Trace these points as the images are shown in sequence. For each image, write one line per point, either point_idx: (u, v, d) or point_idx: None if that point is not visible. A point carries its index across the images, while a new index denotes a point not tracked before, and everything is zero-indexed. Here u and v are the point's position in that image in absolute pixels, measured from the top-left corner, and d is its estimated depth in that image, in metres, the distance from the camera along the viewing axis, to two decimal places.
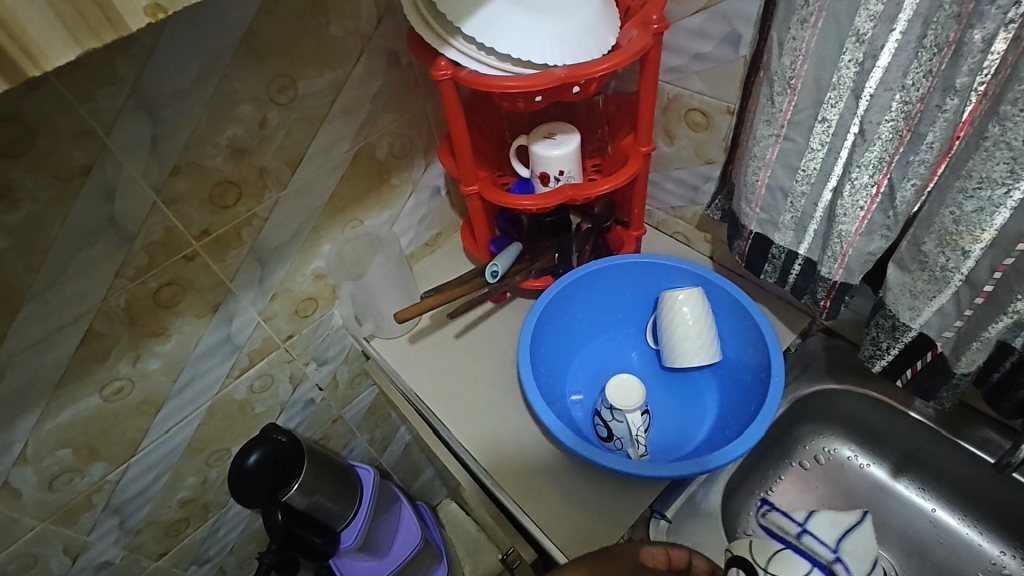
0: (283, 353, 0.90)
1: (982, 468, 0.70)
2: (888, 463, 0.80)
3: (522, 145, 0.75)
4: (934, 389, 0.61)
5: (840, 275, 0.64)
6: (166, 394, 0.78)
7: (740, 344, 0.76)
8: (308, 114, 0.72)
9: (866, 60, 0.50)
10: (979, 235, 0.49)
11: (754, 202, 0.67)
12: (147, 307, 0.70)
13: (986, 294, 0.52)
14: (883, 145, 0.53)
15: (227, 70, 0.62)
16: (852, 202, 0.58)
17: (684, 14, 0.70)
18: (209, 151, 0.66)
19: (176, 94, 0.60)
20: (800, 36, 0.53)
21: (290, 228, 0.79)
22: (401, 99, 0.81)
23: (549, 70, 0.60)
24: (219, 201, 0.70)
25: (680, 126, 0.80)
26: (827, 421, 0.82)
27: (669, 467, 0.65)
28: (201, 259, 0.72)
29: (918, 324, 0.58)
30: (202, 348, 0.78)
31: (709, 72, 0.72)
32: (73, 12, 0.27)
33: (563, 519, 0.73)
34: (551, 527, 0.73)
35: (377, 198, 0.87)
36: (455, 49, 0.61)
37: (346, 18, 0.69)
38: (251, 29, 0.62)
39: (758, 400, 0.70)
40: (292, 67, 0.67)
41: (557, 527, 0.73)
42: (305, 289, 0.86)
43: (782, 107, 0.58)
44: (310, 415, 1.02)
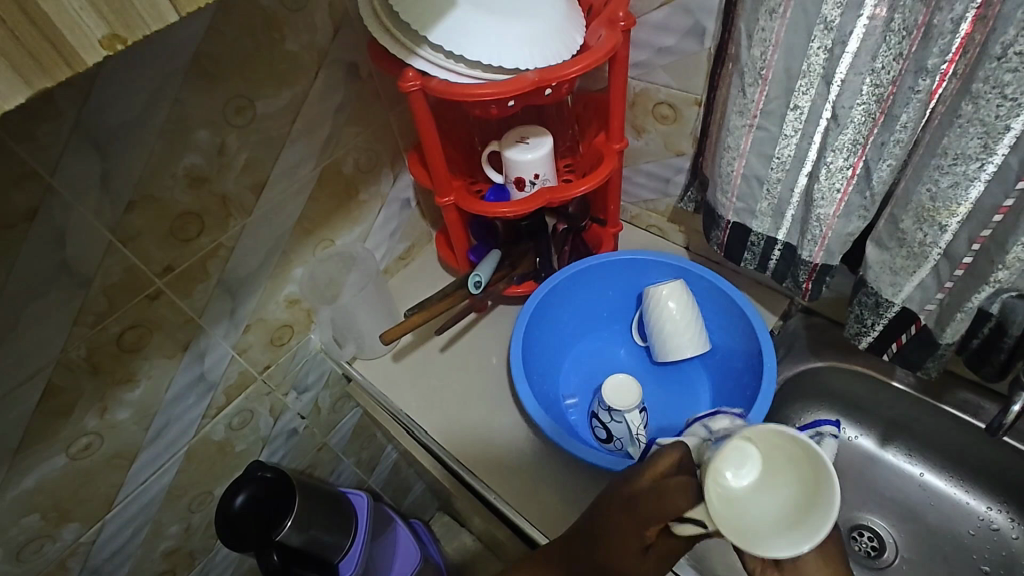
0: (261, 386, 0.86)
1: (964, 428, 0.73)
2: (875, 433, 0.82)
3: (494, 151, 0.74)
4: (920, 360, 0.63)
5: (820, 257, 0.65)
6: (139, 443, 0.74)
7: (730, 332, 0.76)
8: (268, 135, 0.68)
9: (835, 47, 0.51)
10: (955, 209, 0.51)
11: (730, 192, 0.67)
12: (111, 354, 0.65)
13: (966, 266, 0.54)
14: (857, 128, 0.54)
15: (179, 94, 0.58)
16: (828, 185, 0.58)
17: (646, 9, 0.69)
18: (166, 182, 0.62)
19: (124, 125, 0.56)
20: (769, 27, 0.53)
21: (258, 255, 0.75)
22: (363, 113, 0.78)
23: (522, 75, 0.59)
24: (180, 233, 0.66)
25: (648, 121, 0.80)
26: (816, 399, 0.83)
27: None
28: (165, 297, 0.67)
29: (901, 300, 0.59)
30: (175, 390, 0.74)
31: (674, 65, 0.72)
32: (19, 48, 0.24)
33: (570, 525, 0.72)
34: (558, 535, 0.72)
35: (347, 215, 0.84)
36: (421, 59, 0.58)
37: (301, 32, 0.66)
38: (201, 50, 0.58)
39: (752, 386, 0.70)
40: (248, 86, 0.64)
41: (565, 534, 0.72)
42: (279, 317, 0.82)
43: (754, 98, 0.58)
44: (294, 446, 0.98)
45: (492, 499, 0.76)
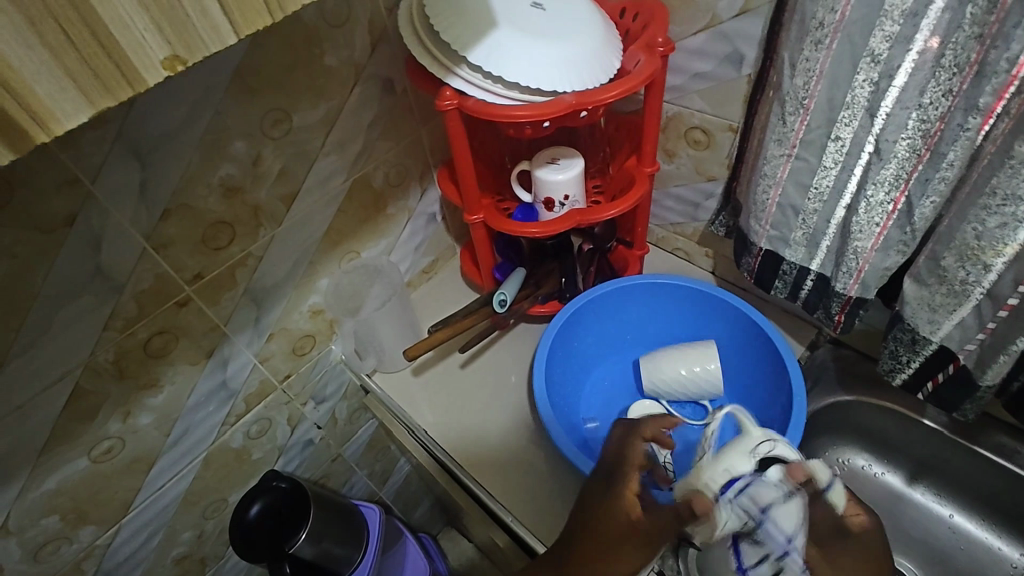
0: (280, 395, 0.86)
1: (997, 471, 0.71)
2: (903, 471, 0.80)
3: (525, 170, 0.73)
4: (957, 402, 0.61)
5: (855, 290, 0.64)
6: (158, 449, 0.74)
7: (756, 361, 0.75)
8: (302, 148, 0.69)
9: (882, 80, 0.50)
10: (1001, 249, 0.50)
11: (764, 219, 0.66)
12: (137, 359, 0.66)
13: (1010, 308, 0.52)
14: (900, 164, 0.53)
15: (219, 106, 0.59)
16: (867, 219, 0.57)
17: (684, 34, 0.69)
18: (201, 192, 0.62)
19: (164, 135, 0.57)
20: (814, 58, 0.52)
21: (285, 265, 0.76)
22: (395, 128, 0.79)
23: (559, 97, 0.59)
24: (211, 242, 0.66)
25: (680, 145, 0.80)
26: (842, 432, 0.81)
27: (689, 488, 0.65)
28: (194, 305, 0.68)
29: (939, 338, 0.58)
30: (197, 397, 0.74)
31: (710, 91, 0.71)
32: (83, 66, 0.24)
33: None
34: None
35: (374, 228, 0.84)
36: (459, 77, 0.58)
37: (339, 48, 0.66)
38: (242, 64, 0.59)
39: (781, 419, 0.69)
40: (285, 100, 0.64)
41: None
42: (302, 327, 0.83)
43: (794, 127, 0.57)
44: (309, 456, 0.98)
45: (510, 522, 0.74)
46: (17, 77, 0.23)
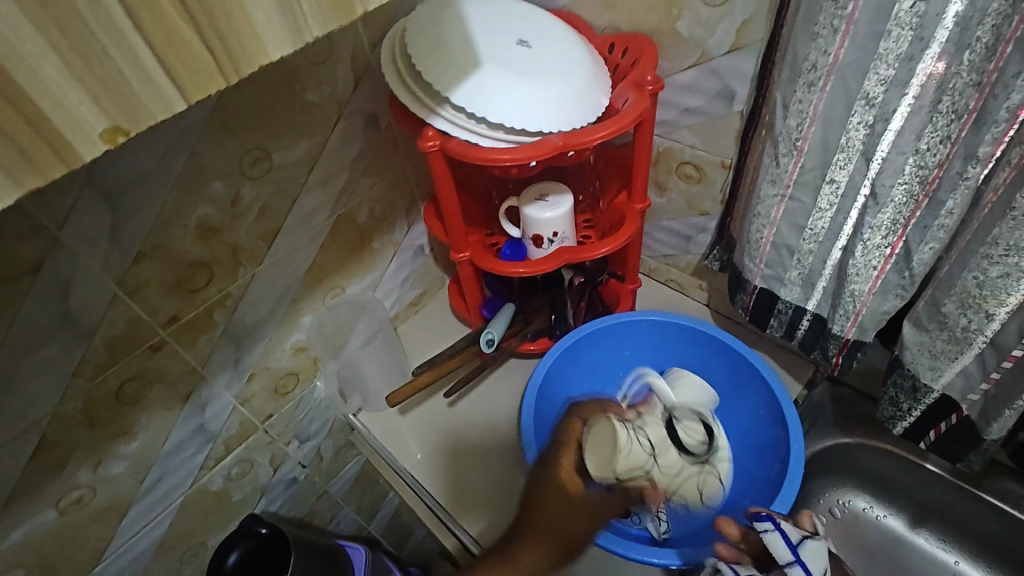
0: (262, 436, 0.83)
1: (1002, 518, 0.69)
2: (906, 514, 0.77)
3: (512, 206, 0.72)
4: (962, 452, 0.59)
5: (853, 332, 0.62)
6: (132, 496, 0.71)
7: (751, 403, 0.73)
8: (283, 186, 0.67)
9: (877, 123, 0.48)
10: (1004, 299, 0.48)
11: (758, 258, 0.64)
12: (109, 406, 0.63)
13: (1015, 358, 0.50)
14: (897, 209, 0.51)
15: (195, 147, 0.57)
16: (864, 262, 0.55)
17: (674, 70, 0.67)
18: (177, 234, 0.60)
19: (137, 178, 0.55)
20: (807, 99, 0.50)
21: (266, 304, 0.74)
22: (381, 162, 0.77)
23: (545, 138, 0.57)
24: (188, 283, 0.64)
25: (672, 179, 0.78)
26: (840, 473, 0.79)
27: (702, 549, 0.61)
28: (169, 348, 0.65)
29: (941, 386, 0.56)
30: (173, 441, 0.72)
31: (702, 127, 0.70)
32: (9, 148, 0.22)
33: None
34: None
35: (359, 263, 0.82)
36: (442, 118, 0.57)
37: (321, 84, 0.65)
38: (220, 104, 0.57)
39: (779, 467, 0.66)
40: (265, 139, 0.63)
41: None
42: (284, 365, 0.80)
43: (788, 168, 0.55)
44: (293, 495, 0.95)
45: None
46: None
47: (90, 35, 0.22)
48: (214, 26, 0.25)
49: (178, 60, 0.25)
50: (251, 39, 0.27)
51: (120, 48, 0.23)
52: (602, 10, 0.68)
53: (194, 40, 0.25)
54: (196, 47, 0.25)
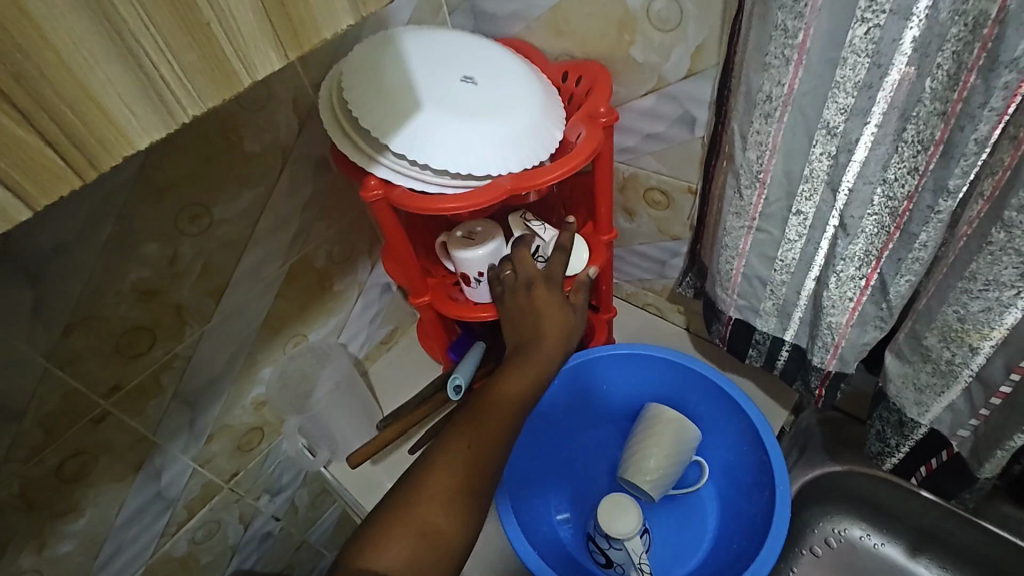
0: (227, 495, 0.79)
1: (1004, 545, 0.66)
2: (904, 542, 0.74)
3: (444, 244, 0.67)
4: (954, 489, 0.56)
5: (833, 364, 0.58)
6: (86, 573, 0.67)
7: (733, 437, 0.69)
8: (228, 239, 0.64)
9: (840, 153, 0.45)
10: (987, 333, 0.44)
11: (730, 289, 0.60)
12: (49, 487, 0.59)
13: (1004, 395, 0.47)
14: (868, 240, 0.48)
15: (122, 210, 0.54)
16: (839, 294, 0.52)
17: (631, 96, 0.64)
18: (110, 301, 0.57)
19: (58, 249, 0.51)
20: (764, 131, 0.47)
21: (220, 361, 0.70)
22: (336, 203, 0.74)
23: (495, 181, 0.54)
24: (129, 350, 0.60)
25: (640, 205, 0.75)
26: (834, 502, 0.75)
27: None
28: (113, 419, 0.62)
29: (928, 421, 0.52)
30: (127, 513, 0.68)
31: (665, 152, 0.67)
32: None
33: None
34: None
35: (321, 308, 0.79)
36: (384, 166, 0.53)
37: (260, 131, 0.61)
38: (147, 162, 0.53)
39: (764, 509, 0.63)
40: (203, 193, 0.59)
41: None
42: (245, 421, 0.76)
43: (752, 201, 0.52)
44: (268, 549, 0.91)
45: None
46: None
47: None
48: (53, 119, 0.21)
49: (9, 163, 0.20)
50: (106, 130, 0.23)
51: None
52: (553, 37, 0.65)
53: (29, 139, 0.21)
54: (32, 145, 0.21)
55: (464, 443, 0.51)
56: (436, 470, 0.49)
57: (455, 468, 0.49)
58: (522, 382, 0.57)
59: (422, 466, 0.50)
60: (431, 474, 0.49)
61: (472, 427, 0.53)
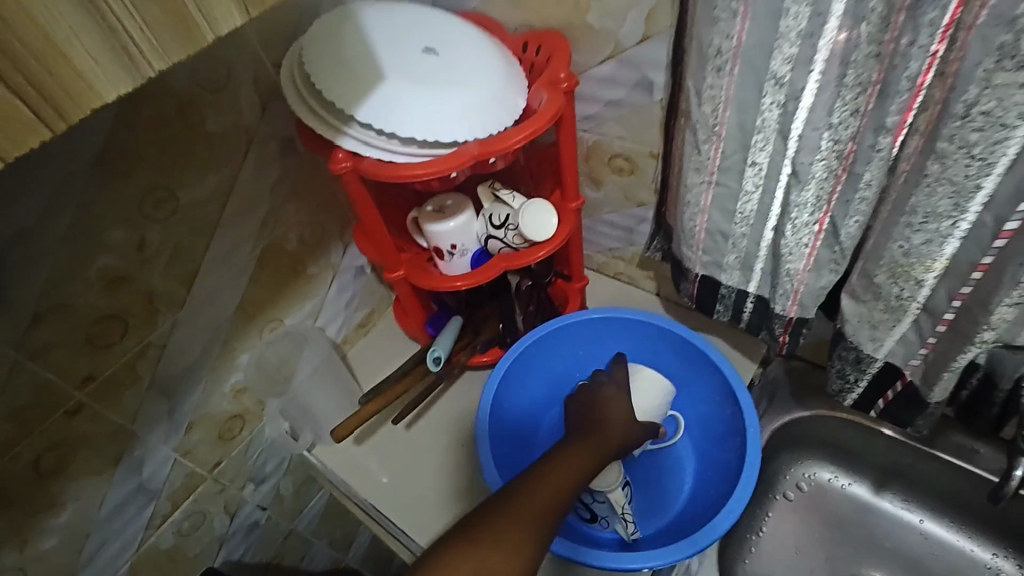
0: (211, 485, 0.79)
1: (959, 473, 0.70)
2: (870, 479, 0.78)
3: (415, 219, 0.69)
4: (909, 417, 0.59)
5: (795, 311, 0.61)
6: (71, 569, 0.67)
7: (706, 390, 0.72)
8: (196, 223, 0.63)
9: (788, 102, 0.47)
10: (930, 265, 0.47)
11: (695, 246, 0.63)
12: (27, 482, 0.58)
13: (948, 322, 0.50)
14: (819, 185, 0.51)
15: (86, 195, 0.53)
16: (795, 240, 0.55)
17: (590, 63, 0.66)
18: (78, 289, 0.56)
19: (20, 237, 0.50)
20: (718, 85, 0.49)
21: (195, 348, 0.69)
22: (304, 185, 0.74)
23: (461, 147, 0.55)
24: (101, 339, 0.59)
25: (605, 173, 0.77)
26: (804, 447, 0.79)
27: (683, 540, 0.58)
28: (89, 410, 0.61)
29: (882, 355, 0.55)
30: (109, 507, 0.67)
31: (626, 118, 0.69)
32: None
33: None
34: None
35: (295, 292, 0.79)
36: (350, 137, 0.54)
37: (222, 112, 0.61)
38: (108, 145, 0.53)
39: (737, 452, 0.66)
40: (168, 177, 0.59)
41: None
42: (226, 409, 0.76)
43: (710, 155, 0.54)
44: (256, 539, 0.91)
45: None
46: None
47: None
48: (20, 72, 0.22)
49: None
50: (74, 82, 0.23)
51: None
52: (510, 9, 0.66)
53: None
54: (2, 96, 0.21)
55: (526, 522, 0.46)
56: (489, 544, 0.44)
57: (514, 546, 0.44)
58: (575, 465, 0.54)
59: (490, 509, 0.47)
60: (503, 523, 0.45)
61: (533, 502, 0.48)
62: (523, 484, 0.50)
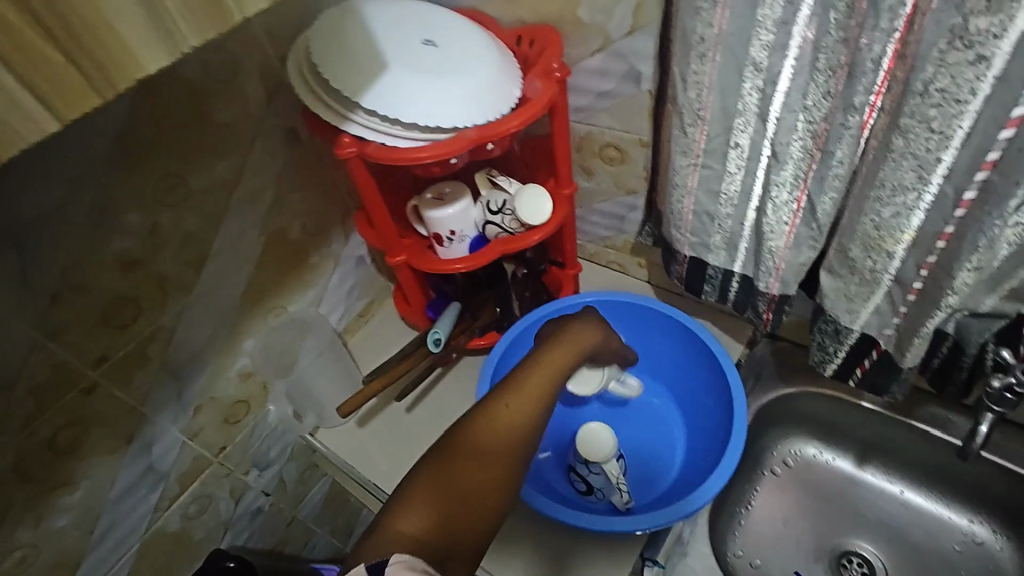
0: (217, 469, 0.81)
1: (936, 443, 0.74)
2: (853, 454, 0.81)
3: (415, 207, 0.72)
4: (885, 385, 0.63)
5: (777, 287, 0.65)
6: (83, 549, 0.68)
7: (695, 368, 0.75)
8: (206, 210, 0.66)
9: (767, 86, 0.51)
10: (900, 237, 0.51)
11: (683, 228, 0.66)
12: (43, 459, 0.60)
13: (917, 291, 0.54)
14: (796, 164, 0.55)
15: (102, 180, 0.56)
16: (776, 219, 0.58)
17: (581, 56, 0.69)
18: (94, 271, 0.58)
19: (41, 219, 0.53)
20: (701, 71, 0.52)
21: (203, 333, 0.72)
22: (307, 175, 0.76)
23: (460, 133, 0.58)
24: (114, 320, 0.62)
25: (596, 162, 0.80)
26: (790, 423, 0.83)
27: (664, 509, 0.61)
28: (102, 390, 0.63)
29: (859, 326, 0.59)
30: (120, 487, 0.69)
31: (616, 109, 0.72)
32: None
33: None
34: None
35: (298, 280, 0.81)
36: (356, 123, 0.57)
37: (231, 103, 0.64)
38: (123, 132, 0.56)
39: (725, 423, 0.69)
40: (178, 164, 0.61)
41: None
42: (232, 393, 0.78)
43: (695, 138, 0.57)
44: (260, 525, 0.93)
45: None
46: None
47: None
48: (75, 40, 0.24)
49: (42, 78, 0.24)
50: (120, 53, 0.26)
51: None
52: (505, 5, 0.70)
53: (54, 57, 0.24)
54: (56, 63, 0.24)
55: (435, 488, 0.46)
56: (425, 497, 0.45)
57: (423, 517, 0.44)
58: (530, 399, 0.53)
59: (463, 423, 0.50)
60: (476, 437, 0.49)
61: (464, 460, 0.47)
62: (460, 436, 0.49)
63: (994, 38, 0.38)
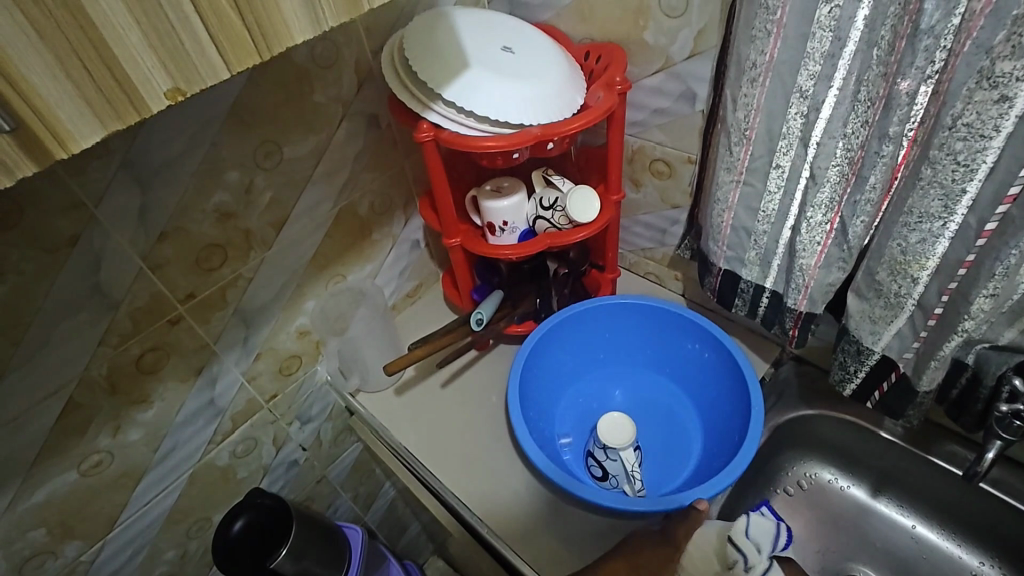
0: (266, 415, 0.89)
1: (950, 480, 0.75)
2: (867, 483, 0.83)
3: (473, 197, 0.79)
4: (901, 408, 0.66)
5: (804, 305, 0.68)
6: (146, 464, 0.76)
7: (716, 374, 0.79)
8: (293, 178, 0.75)
9: (810, 112, 0.56)
10: (924, 263, 0.54)
11: (721, 241, 0.71)
12: (129, 375, 0.69)
13: (937, 316, 0.57)
14: (833, 187, 0.59)
15: (215, 138, 0.65)
16: (809, 238, 0.62)
17: (642, 74, 0.76)
18: (196, 217, 0.67)
19: (163, 165, 0.62)
20: (751, 94, 0.58)
21: (274, 286, 0.80)
22: (381, 159, 0.85)
23: (525, 129, 0.64)
24: (204, 264, 0.70)
25: (646, 175, 0.86)
26: (805, 447, 0.85)
27: (657, 499, 0.66)
28: (186, 323, 0.72)
29: (880, 347, 0.62)
30: (185, 414, 0.77)
31: (669, 126, 0.78)
32: (96, 90, 0.27)
33: (550, 552, 0.74)
34: (540, 563, 0.73)
35: (359, 253, 0.89)
36: (435, 112, 0.64)
37: (328, 87, 0.73)
38: (239, 100, 0.64)
39: (741, 429, 0.72)
40: (277, 134, 0.70)
41: (545, 562, 0.73)
42: (289, 347, 0.87)
43: (739, 156, 0.63)
44: (294, 477, 1.00)
45: (507, 554, 0.75)
46: (31, 87, 0.25)
47: (161, 9, 0.27)
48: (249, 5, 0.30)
49: (225, 37, 0.30)
50: (277, 22, 0.31)
51: (178, 21, 0.28)
52: (577, 23, 0.77)
53: (235, 20, 0.30)
54: (237, 27, 0.30)
55: None
56: None
57: None
58: None
59: None
60: None
61: None
62: None
63: (1017, 80, 0.42)
